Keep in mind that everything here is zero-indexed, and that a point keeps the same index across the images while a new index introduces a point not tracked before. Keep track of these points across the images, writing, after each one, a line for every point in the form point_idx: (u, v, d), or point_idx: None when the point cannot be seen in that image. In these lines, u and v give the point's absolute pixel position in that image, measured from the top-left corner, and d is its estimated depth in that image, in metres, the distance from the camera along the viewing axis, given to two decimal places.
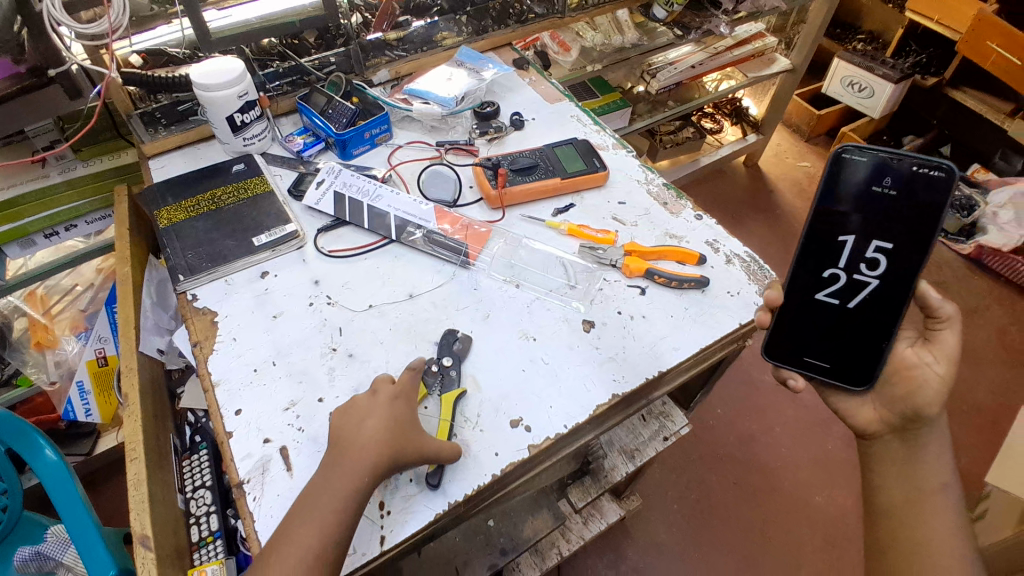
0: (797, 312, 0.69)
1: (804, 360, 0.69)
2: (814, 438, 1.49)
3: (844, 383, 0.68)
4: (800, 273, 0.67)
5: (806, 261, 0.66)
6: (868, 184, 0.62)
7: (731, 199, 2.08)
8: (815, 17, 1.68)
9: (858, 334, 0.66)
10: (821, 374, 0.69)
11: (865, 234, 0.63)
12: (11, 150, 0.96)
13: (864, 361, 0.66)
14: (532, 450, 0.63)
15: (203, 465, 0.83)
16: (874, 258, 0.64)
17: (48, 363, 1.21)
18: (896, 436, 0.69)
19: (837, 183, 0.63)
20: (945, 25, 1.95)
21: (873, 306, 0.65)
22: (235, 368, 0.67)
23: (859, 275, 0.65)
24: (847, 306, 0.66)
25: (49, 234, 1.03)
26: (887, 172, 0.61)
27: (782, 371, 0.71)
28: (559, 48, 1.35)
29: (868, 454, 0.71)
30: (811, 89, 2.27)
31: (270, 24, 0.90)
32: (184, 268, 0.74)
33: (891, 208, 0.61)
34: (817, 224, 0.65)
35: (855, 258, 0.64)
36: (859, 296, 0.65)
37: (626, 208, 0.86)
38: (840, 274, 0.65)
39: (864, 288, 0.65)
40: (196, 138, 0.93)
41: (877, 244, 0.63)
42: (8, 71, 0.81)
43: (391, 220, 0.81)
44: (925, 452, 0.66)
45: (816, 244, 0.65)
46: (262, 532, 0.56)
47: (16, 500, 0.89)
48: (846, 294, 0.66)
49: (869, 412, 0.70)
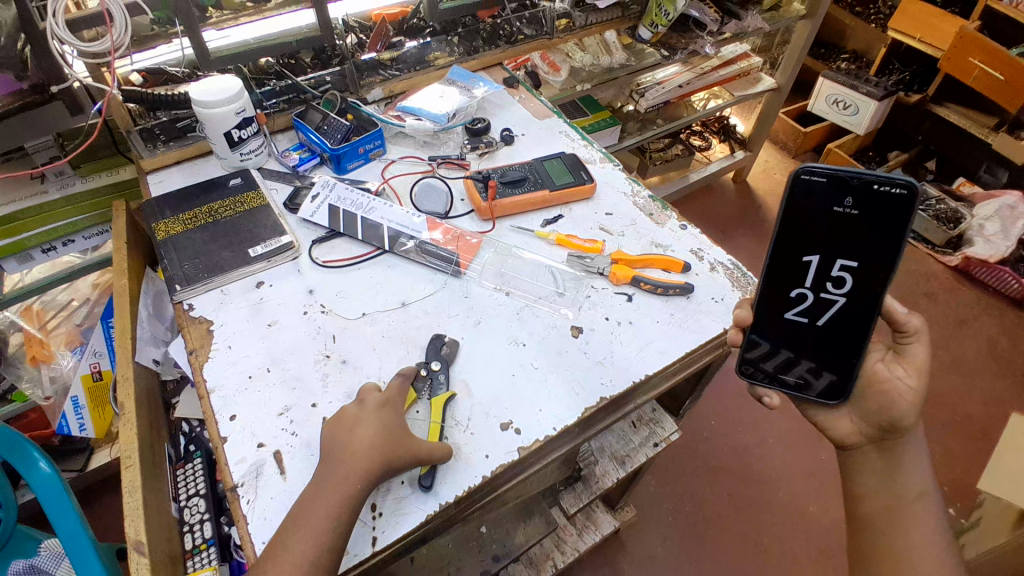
0: (769, 329, 0.69)
1: (779, 376, 0.70)
2: (806, 450, 1.50)
3: (820, 399, 0.68)
4: (768, 292, 0.68)
5: (773, 281, 0.67)
6: (829, 205, 0.61)
7: (720, 214, 2.12)
8: (799, 38, 1.74)
9: (831, 350, 0.67)
10: (802, 393, 0.69)
11: (829, 253, 0.63)
12: (11, 166, 0.99)
13: (839, 378, 0.67)
14: (522, 452, 0.64)
15: (197, 473, 0.84)
16: (840, 277, 0.64)
17: (43, 379, 1.22)
18: (875, 447, 0.69)
19: (798, 207, 0.62)
20: (928, 43, 2.01)
21: (841, 322, 0.66)
22: (229, 375, 0.69)
23: (826, 294, 0.65)
24: (818, 323, 0.67)
25: (46, 249, 1.05)
26: (847, 193, 0.60)
27: (757, 388, 0.72)
28: (549, 69, 1.36)
29: (848, 463, 0.72)
30: (797, 107, 2.33)
31: (267, 44, 0.94)
32: (181, 279, 0.76)
33: (854, 226, 0.61)
34: (781, 247, 0.64)
35: (821, 277, 0.64)
36: (828, 313, 0.66)
37: (613, 218, 0.89)
38: (807, 293, 0.66)
39: (832, 305, 0.65)
40: (194, 154, 0.96)
41: (843, 262, 0.63)
42: (11, 88, 0.83)
43: (384, 231, 0.84)
44: (904, 463, 0.67)
45: (781, 266, 0.65)
46: (256, 534, 0.57)
47: (9, 518, 0.87)
48: (814, 312, 0.67)
49: (846, 426, 0.71)
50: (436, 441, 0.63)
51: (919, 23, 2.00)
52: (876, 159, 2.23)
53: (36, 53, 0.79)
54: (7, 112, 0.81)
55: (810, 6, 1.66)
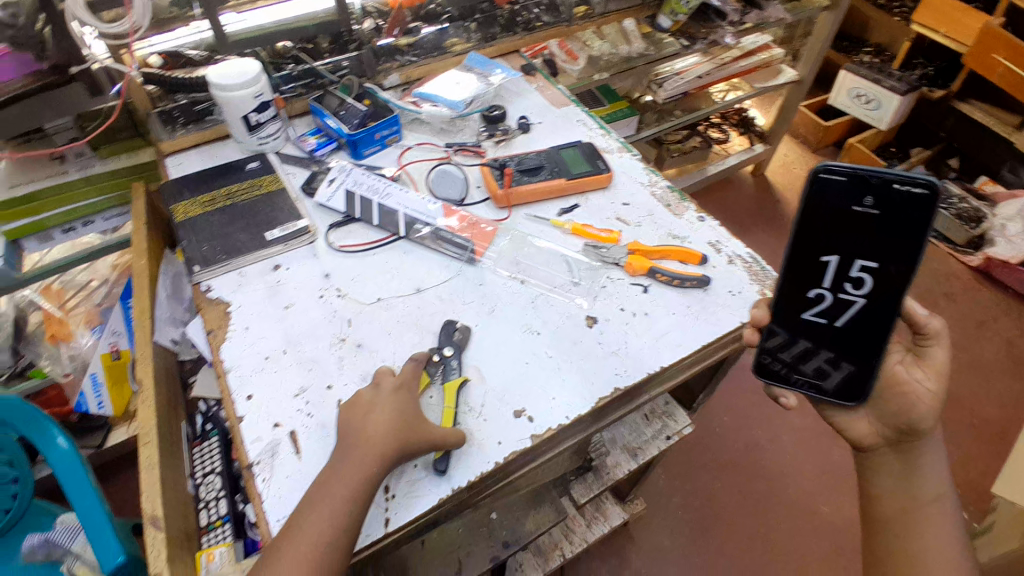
0: (786, 329, 0.68)
1: (796, 377, 0.68)
2: (818, 449, 1.49)
3: (836, 400, 0.67)
4: (785, 291, 0.66)
5: (790, 280, 0.65)
6: (848, 205, 0.60)
7: (737, 208, 2.10)
8: (821, 30, 1.72)
9: (850, 352, 0.65)
10: (819, 394, 0.68)
11: (848, 252, 0.62)
12: (31, 147, 0.98)
13: (857, 380, 0.65)
14: (534, 440, 0.64)
15: (214, 451, 0.86)
16: (859, 277, 0.63)
17: (63, 357, 1.23)
18: (892, 449, 0.68)
19: (816, 206, 0.61)
20: (951, 37, 1.96)
21: (861, 324, 0.64)
22: (246, 355, 0.69)
23: (845, 294, 0.64)
24: (836, 323, 0.65)
25: (66, 229, 1.06)
26: (867, 192, 0.59)
27: (774, 387, 0.71)
28: (567, 57, 1.28)
29: (865, 465, 0.71)
30: (818, 101, 2.29)
31: (286, 28, 0.94)
32: (199, 260, 0.77)
33: (873, 226, 0.60)
34: (799, 247, 0.63)
35: (840, 277, 0.63)
36: (846, 314, 0.65)
37: (630, 208, 0.88)
38: (825, 293, 0.65)
39: (851, 306, 0.64)
40: (212, 137, 0.97)
41: (862, 263, 0.62)
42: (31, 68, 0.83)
43: (400, 218, 0.84)
44: (922, 467, 0.67)
45: (799, 265, 0.64)
46: (271, 511, 0.58)
47: (27, 489, 0.92)
48: (833, 312, 0.65)
49: (863, 428, 0.70)
50: (449, 426, 0.63)
51: (942, 17, 1.96)
52: (898, 156, 2.19)
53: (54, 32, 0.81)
54: (26, 92, 0.82)
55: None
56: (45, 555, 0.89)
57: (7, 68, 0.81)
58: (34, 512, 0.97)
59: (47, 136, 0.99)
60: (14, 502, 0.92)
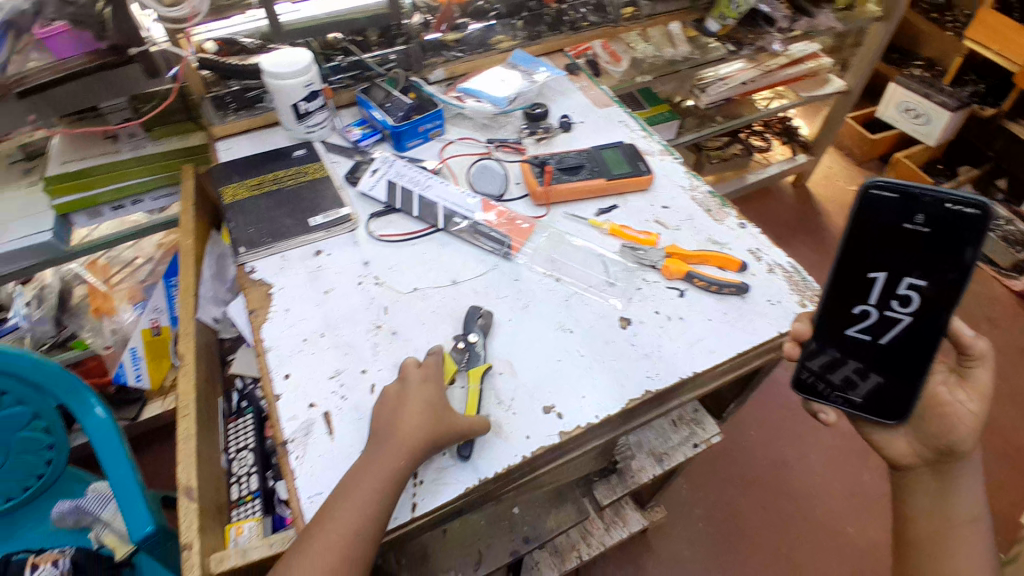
0: (827, 346, 0.66)
1: (836, 395, 0.66)
2: (846, 467, 1.46)
3: (875, 417, 0.66)
4: (829, 307, 0.64)
5: (834, 296, 0.63)
6: (898, 222, 0.58)
7: (776, 218, 2.06)
8: (872, 43, 1.68)
9: (892, 371, 0.63)
10: (857, 411, 0.66)
11: (896, 270, 0.60)
12: (84, 125, 1.04)
13: (897, 397, 0.64)
14: (562, 437, 0.64)
15: (248, 428, 0.89)
16: (906, 295, 0.61)
17: (105, 329, 1.29)
18: (930, 469, 0.66)
19: (866, 222, 0.59)
20: (1004, 55, 1.87)
21: (906, 343, 0.62)
22: (286, 336, 0.71)
23: (890, 312, 0.62)
24: (880, 341, 0.63)
25: (115, 207, 1.11)
26: (918, 209, 0.57)
27: (812, 402, 0.69)
28: (610, 58, 1.28)
29: (901, 484, 0.69)
30: (865, 113, 2.22)
31: (336, 20, 0.96)
32: (245, 241, 0.79)
33: (924, 244, 0.58)
34: (845, 262, 0.61)
35: (886, 294, 0.61)
36: (891, 332, 0.63)
37: (669, 212, 0.88)
38: (871, 310, 0.62)
39: (896, 324, 0.62)
40: (261, 124, 0.99)
41: (910, 280, 0.60)
42: (91, 47, 0.87)
43: (439, 210, 0.85)
44: (959, 488, 0.64)
45: (845, 282, 0.62)
46: (303, 488, 0.59)
47: (62, 454, 0.90)
48: (877, 329, 0.63)
49: (902, 447, 0.68)
50: (474, 414, 0.64)
51: (994, 34, 1.87)
52: (947, 172, 2.12)
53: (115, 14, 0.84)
54: (83, 70, 0.86)
55: (885, 9, 1.58)
56: (75, 521, 0.91)
57: (68, 44, 0.86)
58: (66, 478, 0.99)
59: (101, 115, 1.05)
60: (49, 467, 0.90)
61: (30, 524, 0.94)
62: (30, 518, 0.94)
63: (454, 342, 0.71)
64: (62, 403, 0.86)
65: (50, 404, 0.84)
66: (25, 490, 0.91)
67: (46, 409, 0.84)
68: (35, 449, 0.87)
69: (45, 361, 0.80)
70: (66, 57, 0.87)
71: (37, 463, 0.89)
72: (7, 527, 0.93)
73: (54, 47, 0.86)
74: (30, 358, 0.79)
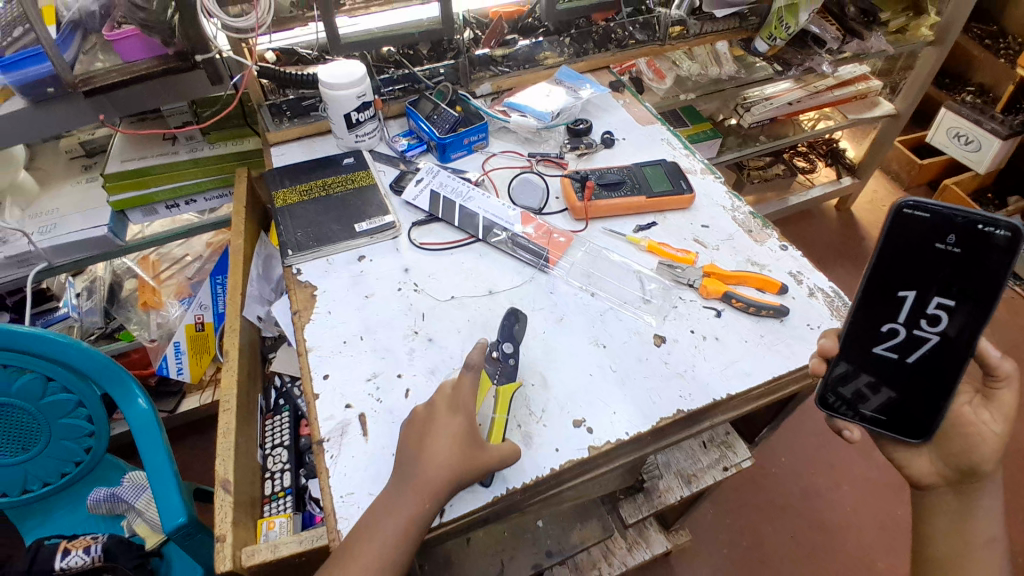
0: (852, 365, 0.63)
1: (861, 413, 0.64)
2: (875, 500, 1.40)
3: (899, 436, 0.63)
4: (856, 324, 0.62)
5: (862, 312, 0.61)
6: (929, 242, 0.56)
7: (817, 242, 2.01)
8: (923, 65, 1.63)
9: (918, 391, 0.61)
10: (878, 429, 0.64)
11: (925, 289, 0.58)
12: (146, 125, 1.11)
13: (921, 418, 0.61)
14: (592, 451, 0.64)
15: (283, 425, 0.91)
16: (935, 315, 0.58)
17: (151, 323, 1.35)
18: (951, 488, 0.63)
19: (896, 240, 0.57)
20: None
21: (935, 366, 0.60)
22: (328, 337, 0.74)
23: (919, 331, 0.59)
24: (907, 361, 0.61)
25: (170, 205, 1.16)
26: (951, 229, 0.55)
27: (837, 421, 0.66)
28: (654, 75, 1.34)
29: (920, 507, 0.66)
30: (914, 138, 2.16)
31: (390, 34, 1.00)
32: (293, 245, 0.82)
33: (955, 265, 0.56)
34: (874, 279, 0.59)
35: (915, 313, 0.59)
36: (919, 351, 0.60)
37: (709, 231, 0.87)
38: (899, 328, 0.60)
39: (924, 344, 0.59)
40: (314, 132, 1.03)
41: (940, 300, 0.57)
42: (160, 52, 0.93)
43: (479, 221, 0.86)
44: (981, 512, 0.62)
45: (873, 300, 0.60)
46: (336, 487, 0.61)
47: (101, 443, 0.92)
48: (904, 349, 0.61)
49: (927, 466, 0.64)
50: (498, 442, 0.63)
51: None
52: (996, 202, 2.03)
53: (184, 21, 0.87)
54: (150, 73, 0.92)
55: (939, 32, 1.54)
56: (108, 508, 0.95)
57: (135, 48, 0.91)
58: (104, 466, 1.01)
59: (160, 117, 1.12)
60: (87, 455, 0.92)
61: (70, 506, 0.99)
62: (71, 499, 0.99)
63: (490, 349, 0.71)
64: (105, 393, 0.89)
65: (94, 393, 0.87)
66: (62, 476, 0.93)
67: (90, 397, 0.87)
68: (75, 436, 0.90)
69: (92, 351, 0.83)
70: (133, 60, 0.92)
71: (76, 450, 0.91)
72: (47, 507, 0.98)
73: (122, 49, 0.90)
74: (77, 347, 0.82)
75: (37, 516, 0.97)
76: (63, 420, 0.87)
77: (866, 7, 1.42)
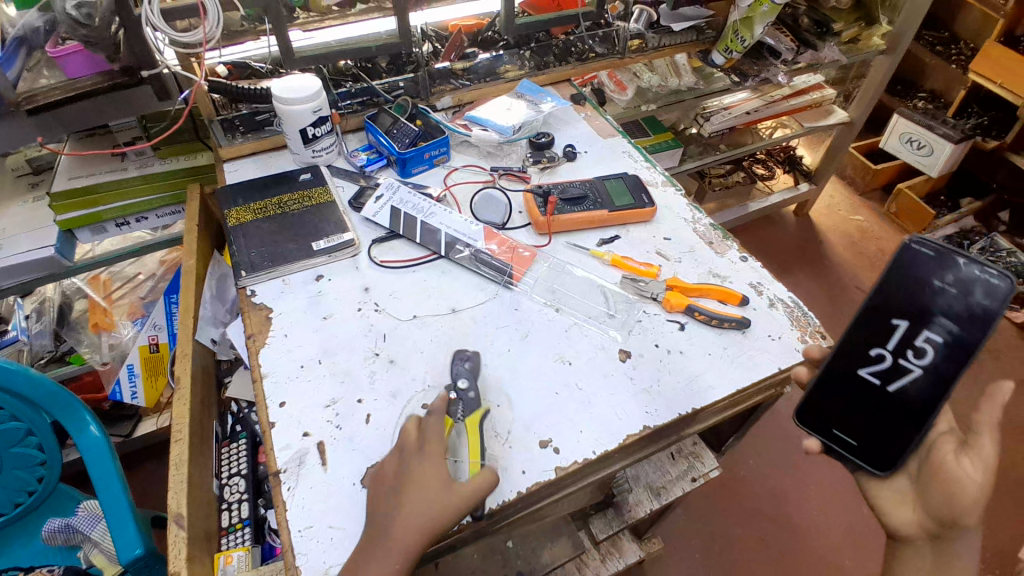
0: (834, 381, 0.63)
1: (832, 432, 0.64)
2: (841, 497, 1.43)
3: (867, 464, 0.62)
4: (845, 343, 0.62)
5: (852, 333, 0.61)
6: (928, 276, 0.57)
7: (777, 247, 2.06)
8: (875, 73, 1.69)
9: (891, 420, 0.60)
10: (846, 451, 0.63)
11: (919, 321, 0.57)
12: (93, 142, 1.08)
13: (889, 444, 0.60)
14: (559, 472, 0.63)
15: (240, 453, 0.87)
16: (922, 348, 0.57)
17: (103, 345, 1.29)
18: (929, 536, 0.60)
19: (897, 271, 0.58)
20: (1009, 89, 1.81)
21: (913, 398, 0.58)
22: (284, 362, 0.71)
23: (904, 361, 0.58)
24: (888, 389, 0.60)
25: (120, 223, 1.11)
26: (950, 270, 0.56)
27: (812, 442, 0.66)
28: (615, 87, 1.36)
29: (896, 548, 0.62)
30: (868, 144, 2.23)
31: (346, 48, 0.98)
32: (247, 265, 0.79)
33: (949, 304, 0.55)
34: (869, 303, 0.60)
35: (903, 343, 0.58)
36: (900, 382, 0.59)
37: (671, 244, 0.88)
38: (886, 355, 0.60)
39: (907, 376, 0.58)
40: (269, 147, 1.00)
41: (929, 334, 0.57)
42: (103, 68, 0.89)
43: (441, 237, 0.85)
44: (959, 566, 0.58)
45: (865, 324, 0.60)
46: (294, 520, 0.58)
47: (54, 472, 0.87)
48: (887, 376, 0.60)
49: (906, 514, 0.62)
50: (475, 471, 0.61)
51: (998, 66, 1.81)
52: (948, 204, 2.11)
53: (129, 36, 0.84)
54: (95, 88, 0.88)
55: (891, 41, 1.60)
56: (64, 539, 0.90)
57: (80, 64, 0.87)
58: (58, 496, 0.96)
59: (109, 133, 1.09)
60: (40, 484, 0.87)
61: (22, 538, 0.93)
62: (26, 529, 0.93)
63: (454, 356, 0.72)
64: (56, 420, 0.84)
65: (45, 421, 0.82)
66: (16, 506, 0.88)
67: (41, 425, 0.82)
68: (26, 465, 0.85)
69: (39, 376, 0.79)
70: (77, 77, 0.88)
71: (28, 480, 0.86)
72: None
73: (66, 66, 0.86)
74: (25, 373, 0.77)
75: None
76: (12, 450, 0.82)
77: (819, 18, 1.47)
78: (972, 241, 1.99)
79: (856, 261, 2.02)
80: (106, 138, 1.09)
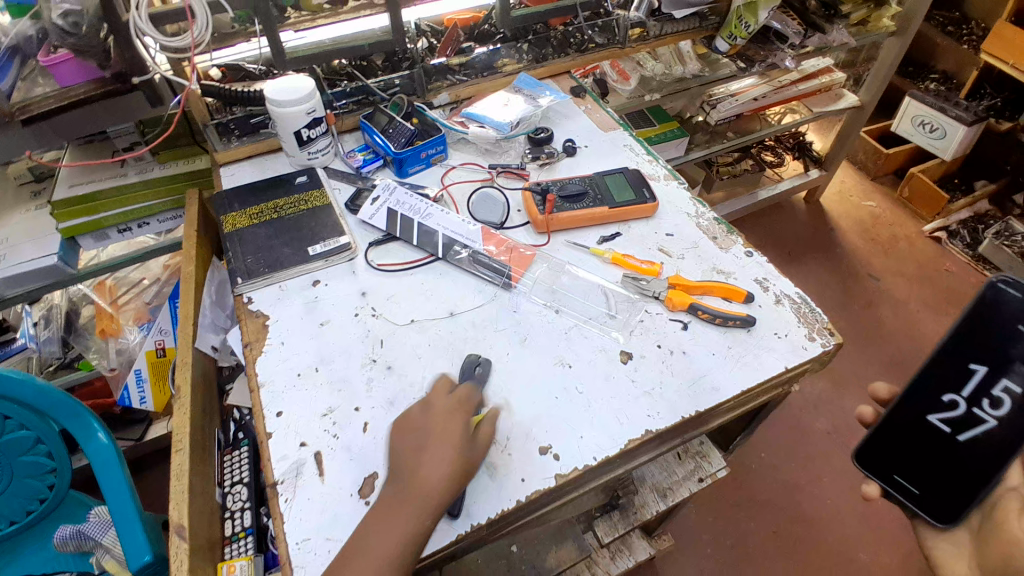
0: (901, 428, 0.65)
1: (894, 478, 0.66)
2: (856, 489, 1.41)
3: (928, 514, 0.63)
4: (914, 387, 0.63)
5: (923, 377, 0.62)
6: (1013, 321, 0.57)
7: (788, 235, 2.02)
8: (886, 56, 1.64)
9: (958, 473, 0.61)
10: (907, 498, 0.65)
11: (998, 368, 0.58)
12: (94, 148, 1.07)
13: (953, 497, 0.61)
14: (559, 480, 0.62)
15: (243, 461, 0.86)
16: (999, 398, 0.58)
17: (110, 350, 1.29)
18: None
19: (981, 314, 0.58)
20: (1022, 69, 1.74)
21: (984, 448, 0.59)
22: (280, 371, 0.70)
23: (978, 410, 0.59)
24: (958, 438, 0.61)
25: (122, 229, 1.11)
26: None
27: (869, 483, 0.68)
28: (618, 76, 1.34)
29: None
30: (880, 127, 2.17)
31: (340, 46, 0.97)
32: (243, 272, 0.79)
33: None
34: (945, 348, 0.61)
35: (978, 391, 0.59)
36: (972, 431, 0.60)
37: (673, 240, 0.86)
38: (959, 402, 0.61)
39: (980, 425, 0.59)
40: (265, 149, 1.00)
41: (1007, 384, 0.57)
42: (95, 75, 0.88)
43: (439, 239, 0.83)
44: None
45: (939, 369, 0.61)
46: (291, 532, 0.58)
47: (65, 479, 0.87)
48: (958, 425, 0.61)
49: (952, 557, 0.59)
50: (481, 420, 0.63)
51: (1010, 47, 1.75)
52: (962, 187, 2.06)
53: (118, 43, 0.84)
54: (88, 97, 0.87)
55: (900, 23, 1.55)
56: (76, 545, 0.90)
57: (71, 72, 0.86)
58: (71, 501, 0.97)
59: (108, 139, 1.08)
60: (51, 492, 0.88)
61: (38, 544, 0.94)
62: (39, 536, 0.94)
63: (452, 362, 0.71)
64: (65, 428, 0.85)
65: (53, 430, 0.82)
66: (28, 514, 0.89)
67: (49, 434, 0.82)
68: (37, 474, 0.85)
69: (47, 386, 0.79)
70: (71, 85, 0.87)
71: (39, 488, 0.86)
72: (14, 548, 0.93)
73: (57, 74, 0.85)
74: (33, 384, 0.78)
75: (4, 556, 0.92)
76: (22, 459, 0.83)
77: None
78: (987, 225, 1.96)
79: (869, 247, 1.98)
80: (106, 144, 1.09)
